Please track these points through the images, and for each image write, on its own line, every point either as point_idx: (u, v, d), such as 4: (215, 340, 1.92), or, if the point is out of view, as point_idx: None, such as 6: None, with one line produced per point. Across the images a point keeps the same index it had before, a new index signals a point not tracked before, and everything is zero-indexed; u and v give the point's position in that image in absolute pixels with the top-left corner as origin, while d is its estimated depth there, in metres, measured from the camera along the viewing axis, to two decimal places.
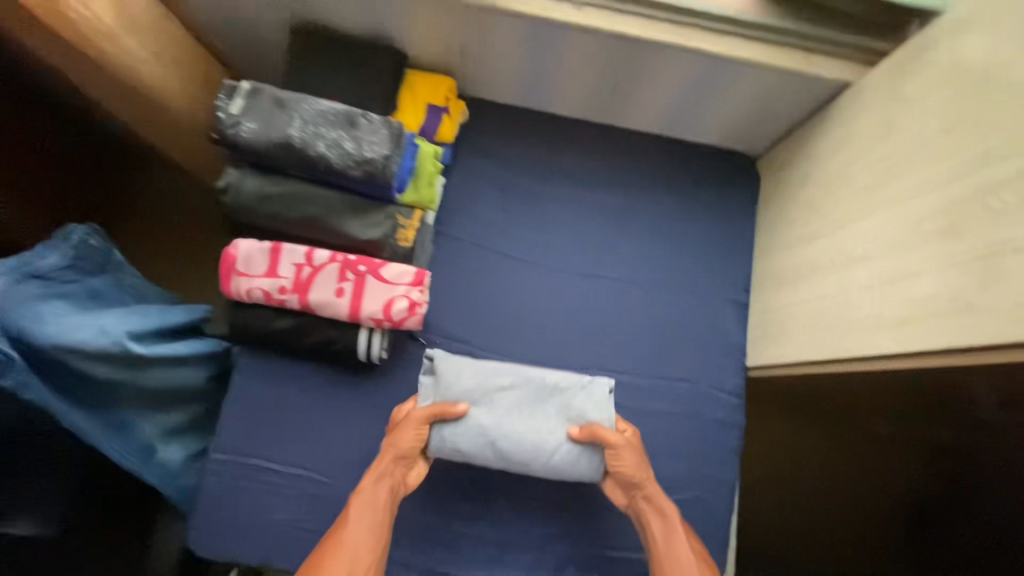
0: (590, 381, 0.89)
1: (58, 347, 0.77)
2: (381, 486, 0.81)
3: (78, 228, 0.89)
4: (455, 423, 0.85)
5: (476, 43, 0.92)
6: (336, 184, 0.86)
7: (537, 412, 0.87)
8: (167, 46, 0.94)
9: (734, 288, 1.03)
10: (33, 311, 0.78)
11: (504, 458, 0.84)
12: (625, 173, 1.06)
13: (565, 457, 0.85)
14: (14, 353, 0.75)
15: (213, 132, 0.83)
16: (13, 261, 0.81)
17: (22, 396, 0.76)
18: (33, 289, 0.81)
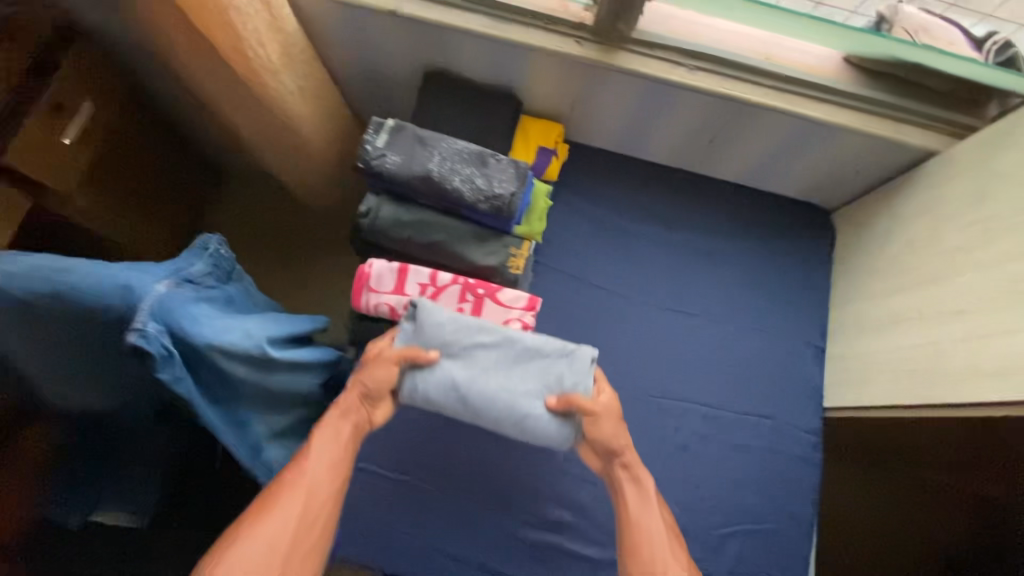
0: (574, 349, 0.88)
1: (213, 347, 0.85)
2: (346, 424, 0.83)
3: (212, 237, 0.96)
4: (428, 369, 0.87)
5: (590, 96, 1.02)
6: (462, 215, 0.95)
7: (515, 372, 0.88)
8: (311, 82, 1.05)
9: (808, 332, 1.09)
10: (192, 313, 0.86)
11: (472, 410, 0.86)
12: (708, 218, 1.14)
13: (535, 420, 0.86)
14: (175, 350, 0.83)
15: (358, 162, 0.93)
16: (170, 265, 0.89)
17: (174, 389, 0.83)
18: (189, 292, 0.89)
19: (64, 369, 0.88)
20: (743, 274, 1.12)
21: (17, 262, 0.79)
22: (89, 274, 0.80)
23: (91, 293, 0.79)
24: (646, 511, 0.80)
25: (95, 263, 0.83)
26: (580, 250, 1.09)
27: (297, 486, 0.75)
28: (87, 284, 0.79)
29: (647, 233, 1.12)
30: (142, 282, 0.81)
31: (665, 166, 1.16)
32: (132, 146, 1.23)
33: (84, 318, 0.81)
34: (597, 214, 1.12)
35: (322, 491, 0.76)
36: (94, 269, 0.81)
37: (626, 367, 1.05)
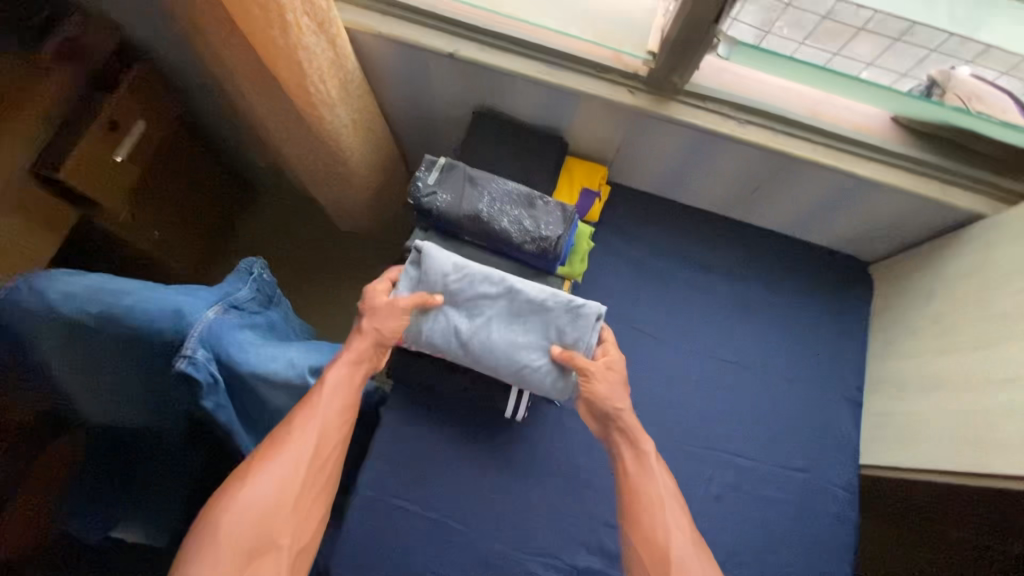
0: (578, 305, 0.91)
1: (258, 376, 0.86)
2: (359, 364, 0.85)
3: (254, 262, 0.96)
4: (432, 315, 0.91)
5: (637, 143, 1.04)
6: (507, 253, 0.96)
7: (516, 323, 0.93)
8: (363, 114, 1.07)
9: (845, 385, 1.09)
10: (238, 340, 0.87)
11: (472, 357, 0.93)
12: (747, 266, 1.14)
13: (533, 369, 0.91)
14: (220, 377, 0.83)
15: (408, 197, 0.95)
16: (218, 292, 0.90)
17: (215, 416, 0.83)
18: (235, 319, 0.89)
19: (109, 388, 0.91)
20: (781, 323, 1.12)
21: (75, 284, 0.82)
22: (142, 298, 0.83)
23: (141, 317, 0.81)
24: (646, 477, 0.81)
25: (147, 287, 0.86)
26: (618, 291, 1.10)
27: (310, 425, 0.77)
28: (139, 307, 0.82)
29: (685, 277, 1.12)
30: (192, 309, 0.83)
31: (704, 211, 1.17)
32: (167, 152, 1.23)
33: (135, 340, 0.83)
34: (636, 256, 1.12)
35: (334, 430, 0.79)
36: (146, 293, 0.83)
37: (662, 413, 1.04)
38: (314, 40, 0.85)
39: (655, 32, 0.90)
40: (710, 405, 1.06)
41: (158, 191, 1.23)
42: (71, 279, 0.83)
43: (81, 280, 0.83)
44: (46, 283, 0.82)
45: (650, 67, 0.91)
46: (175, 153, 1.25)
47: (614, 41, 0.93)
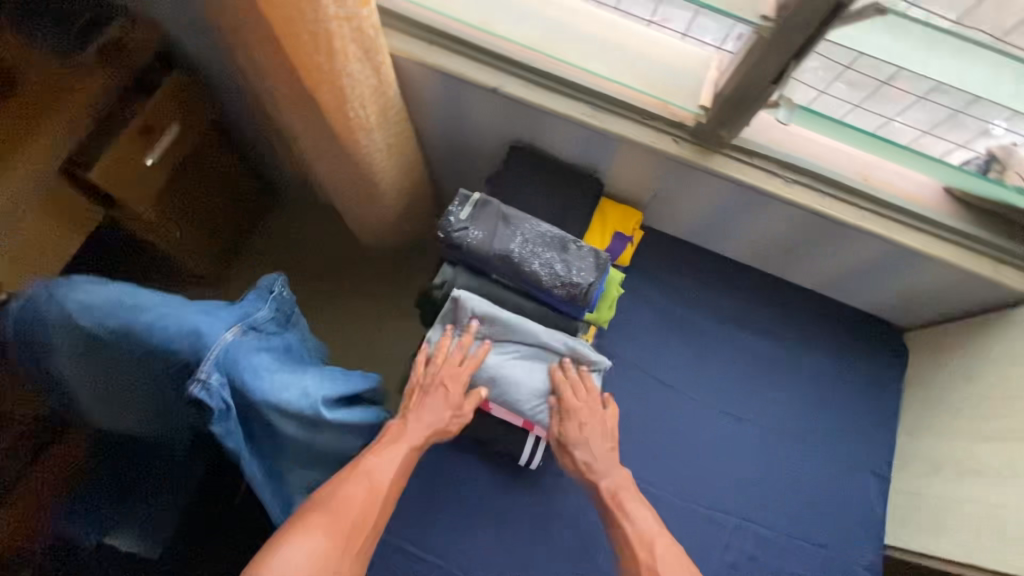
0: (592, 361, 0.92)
1: (270, 405, 0.84)
2: (420, 434, 0.84)
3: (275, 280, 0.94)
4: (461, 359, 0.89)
5: (675, 191, 1.01)
6: (535, 296, 0.93)
7: (537, 371, 0.91)
8: (397, 138, 1.05)
9: (873, 458, 1.04)
10: (254, 364, 0.85)
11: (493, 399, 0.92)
12: (779, 323, 1.11)
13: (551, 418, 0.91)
14: (231, 402, 0.81)
15: (438, 231, 0.92)
16: (238, 312, 0.87)
17: (222, 441, 0.81)
18: (253, 341, 0.87)
19: (116, 394, 0.90)
20: (811, 386, 1.07)
21: (96, 292, 0.80)
22: (160, 314, 0.81)
23: (158, 335, 0.80)
24: (623, 515, 0.83)
25: (167, 301, 0.84)
26: (643, 340, 1.06)
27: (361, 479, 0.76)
28: (157, 325, 0.80)
29: (713, 330, 1.09)
30: (210, 330, 0.81)
31: (738, 263, 1.14)
32: (194, 154, 1.22)
33: (150, 357, 0.81)
34: (665, 305, 1.09)
35: (382, 494, 0.77)
36: (166, 309, 0.81)
37: (680, 472, 1.01)
38: (357, 67, 0.83)
39: (708, 82, 0.87)
40: None
41: (182, 191, 1.22)
42: (92, 287, 0.81)
43: (102, 289, 0.81)
44: (65, 289, 0.80)
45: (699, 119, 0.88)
46: (203, 155, 1.25)
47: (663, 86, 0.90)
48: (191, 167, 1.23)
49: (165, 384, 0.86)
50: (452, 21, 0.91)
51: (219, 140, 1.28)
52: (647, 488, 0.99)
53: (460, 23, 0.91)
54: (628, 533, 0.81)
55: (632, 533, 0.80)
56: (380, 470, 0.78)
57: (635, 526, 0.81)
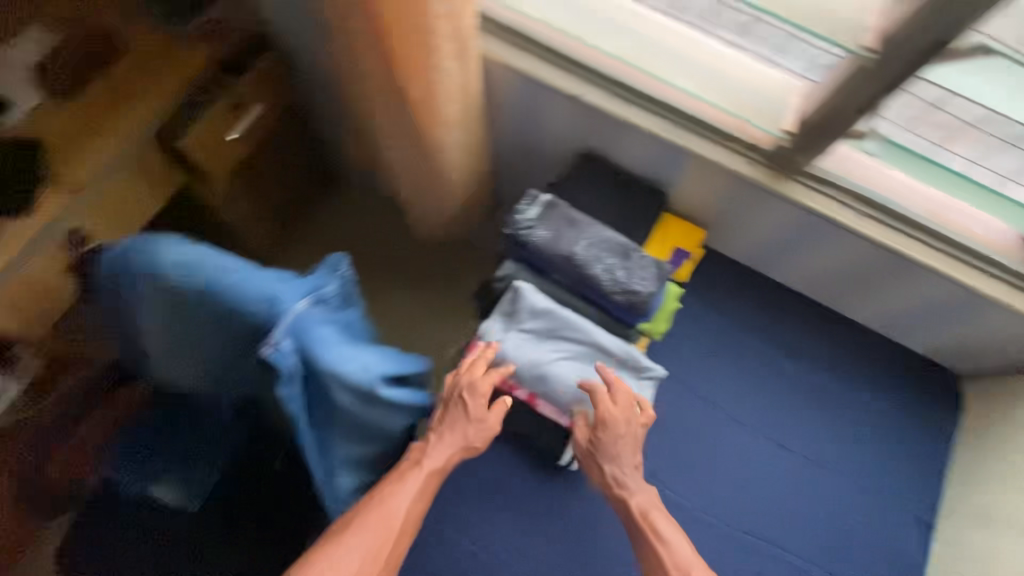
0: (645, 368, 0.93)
1: (333, 377, 0.88)
2: (437, 468, 0.87)
3: (340, 259, 0.96)
4: (515, 349, 0.91)
5: (739, 215, 1.03)
6: (593, 301, 0.95)
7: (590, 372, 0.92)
8: (472, 138, 1.10)
9: (916, 503, 1.03)
10: (321, 335, 0.89)
11: (544, 395, 0.91)
12: (830, 356, 1.10)
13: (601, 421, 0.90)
14: (297, 369, 0.85)
15: (505, 227, 0.95)
16: (308, 284, 0.91)
17: (284, 404, 0.85)
18: (319, 313, 0.91)
19: (191, 349, 0.96)
20: (858, 422, 1.07)
21: (183, 252, 0.86)
22: (241, 278, 0.85)
23: (237, 298, 0.85)
24: (657, 539, 0.82)
25: (243, 266, 0.88)
26: (691, 358, 1.08)
27: (376, 520, 0.79)
28: (238, 288, 0.85)
29: (763, 356, 1.09)
30: (285, 298, 0.85)
31: (794, 291, 1.14)
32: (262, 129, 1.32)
33: (228, 317, 0.86)
34: (716, 324, 1.10)
35: (398, 531, 0.81)
36: (245, 274, 0.86)
37: (717, 492, 1.02)
38: (450, 64, 0.88)
39: (791, 108, 0.88)
40: (770, 495, 1.02)
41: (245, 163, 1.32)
42: (178, 246, 0.86)
43: (188, 249, 0.86)
44: (155, 245, 0.86)
45: (780, 143, 0.89)
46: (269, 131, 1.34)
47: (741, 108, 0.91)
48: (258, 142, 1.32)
49: (234, 344, 0.91)
50: (544, 25, 0.94)
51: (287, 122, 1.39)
52: (683, 504, 1.00)
53: (552, 28, 0.94)
54: (665, 559, 0.80)
55: (668, 560, 0.79)
56: (396, 505, 0.81)
57: (672, 551, 0.80)
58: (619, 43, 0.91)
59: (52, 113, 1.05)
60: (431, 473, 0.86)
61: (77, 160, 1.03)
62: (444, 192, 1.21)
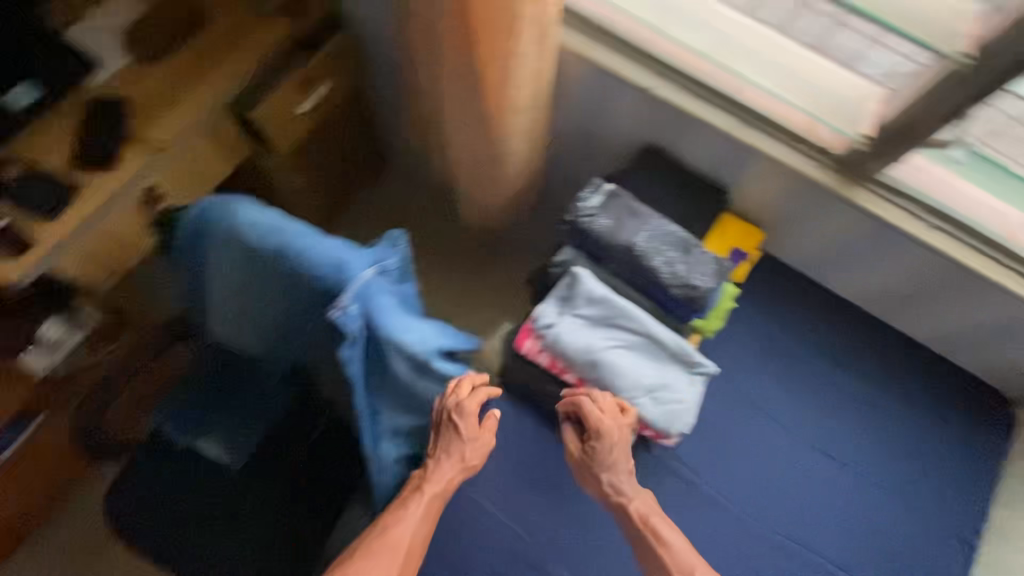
0: (696, 364, 0.93)
1: (392, 345, 0.90)
2: (437, 493, 1.00)
3: (401, 235, 0.99)
4: (568, 333, 0.93)
5: (801, 220, 1.04)
6: (649, 293, 0.96)
7: (641, 362, 0.93)
8: (537, 125, 1.12)
9: (960, 525, 1.01)
10: (384, 304, 0.92)
11: (593, 380, 0.93)
12: (880, 370, 1.09)
13: (647, 411, 0.91)
14: (360, 333, 0.88)
15: (566, 213, 0.97)
16: (373, 254, 0.94)
17: (344, 366, 0.88)
18: (382, 282, 0.94)
19: (258, 307, 1.00)
20: (905, 438, 1.06)
21: (261, 215, 0.90)
22: (314, 243, 0.89)
23: (309, 261, 0.88)
24: (658, 540, 0.86)
25: (315, 231, 0.92)
26: (740, 359, 1.08)
27: (389, 548, 0.93)
28: (310, 252, 0.88)
29: (811, 363, 1.09)
30: (354, 265, 0.88)
31: (846, 301, 1.13)
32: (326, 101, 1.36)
33: (298, 279, 0.90)
34: (765, 328, 1.10)
35: (408, 554, 0.95)
36: (318, 240, 0.89)
37: (758, 494, 1.02)
38: (530, 49, 0.90)
39: (868, 113, 0.89)
40: (809, 502, 1.02)
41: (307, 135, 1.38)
42: (257, 210, 0.91)
43: (266, 213, 0.91)
44: (236, 206, 0.91)
45: (857, 146, 0.90)
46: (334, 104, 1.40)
47: (817, 108, 0.92)
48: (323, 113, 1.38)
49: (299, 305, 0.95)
50: (627, 16, 0.96)
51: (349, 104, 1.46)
52: (723, 503, 1.00)
53: (634, 18, 0.96)
54: (666, 559, 0.84)
55: (672, 563, 0.83)
56: (403, 531, 0.95)
57: (674, 554, 0.84)
58: (703, 38, 0.94)
59: (144, 76, 1.15)
60: (432, 499, 1.00)
61: (160, 122, 1.11)
62: (501, 178, 1.23)
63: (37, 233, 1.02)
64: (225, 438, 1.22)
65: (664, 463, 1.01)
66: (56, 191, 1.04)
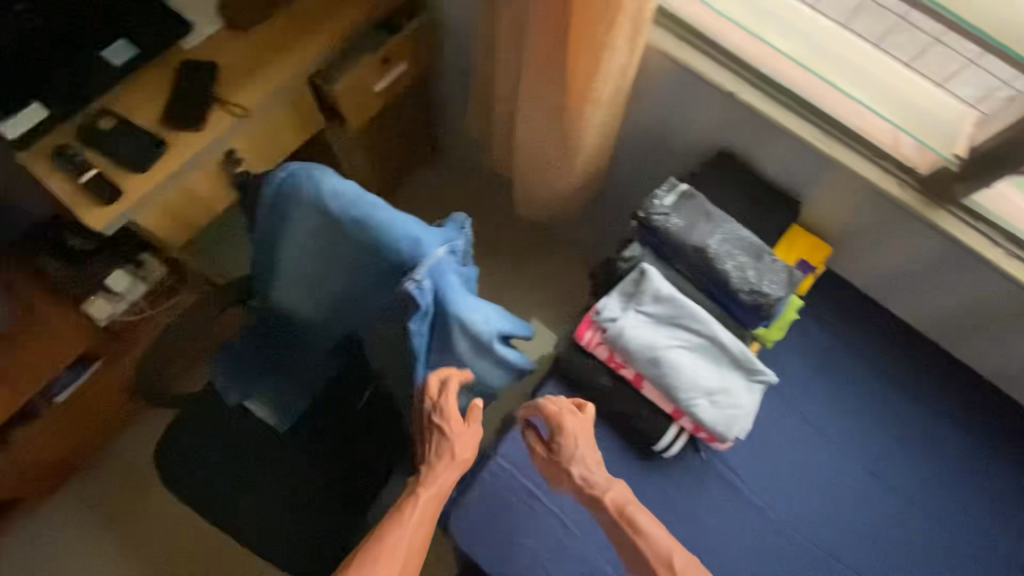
0: (756, 372, 0.93)
1: (459, 323, 0.93)
2: (434, 496, 1.00)
3: (466, 220, 1.01)
4: (633, 328, 0.93)
5: (872, 237, 1.03)
6: (717, 296, 0.96)
7: (702, 364, 0.93)
8: (610, 120, 1.13)
9: (1008, 563, 0.99)
10: (454, 282, 0.93)
11: (654, 377, 0.93)
12: (939, 400, 1.07)
13: (704, 413, 0.91)
14: (429, 309, 0.91)
15: (638, 210, 0.97)
16: (446, 233, 0.95)
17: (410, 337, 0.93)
18: (453, 262, 0.95)
19: (326, 274, 1.04)
20: (959, 473, 1.03)
21: (343, 184, 0.92)
22: (391, 217, 0.90)
23: (384, 234, 0.91)
24: (636, 531, 0.86)
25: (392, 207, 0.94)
26: (796, 372, 1.07)
27: (392, 559, 0.93)
28: (385, 225, 0.90)
29: (867, 383, 1.07)
30: (429, 243, 0.90)
31: (910, 327, 1.11)
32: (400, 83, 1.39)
33: (372, 250, 0.93)
34: (824, 345, 1.09)
35: (412, 559, 0.96)
36: (394, 214, 0.91)
37: (801, 507, 1.01)
38: (621, 44, 0.91)
39: (964, 135, 0.88)
40: (851, 522, 1.01)
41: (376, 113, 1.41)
42: (338, 178, 0.92)
43: (346, 182, 0.92)
44: (319, 173, 0.93)
45: (950, 167, 0.88)
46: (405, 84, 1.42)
47: (907, 122, 0.91)
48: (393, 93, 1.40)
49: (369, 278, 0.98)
50: (726, 19, 0.96)
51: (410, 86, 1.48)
52: (766, 512, 1.00)
53: (731, 22, 0.96)
54: (644, 550, 0.84)
55: (650, 552, 0.84)
56: (400, 539, 0.95)
57: (652, 543, 0.84)
58: (796, 47, 0.93)
59: (232, 42, 1.19)
60: (430, 501, 1.00)
61: (244, 90, 1.15)
62: (568, 170, 1.24)
63: (122, 182, 1.07)
64: (274, 398, 1.28)
65: (710, 467, 1.01)
66: (146, 144, 1.08)
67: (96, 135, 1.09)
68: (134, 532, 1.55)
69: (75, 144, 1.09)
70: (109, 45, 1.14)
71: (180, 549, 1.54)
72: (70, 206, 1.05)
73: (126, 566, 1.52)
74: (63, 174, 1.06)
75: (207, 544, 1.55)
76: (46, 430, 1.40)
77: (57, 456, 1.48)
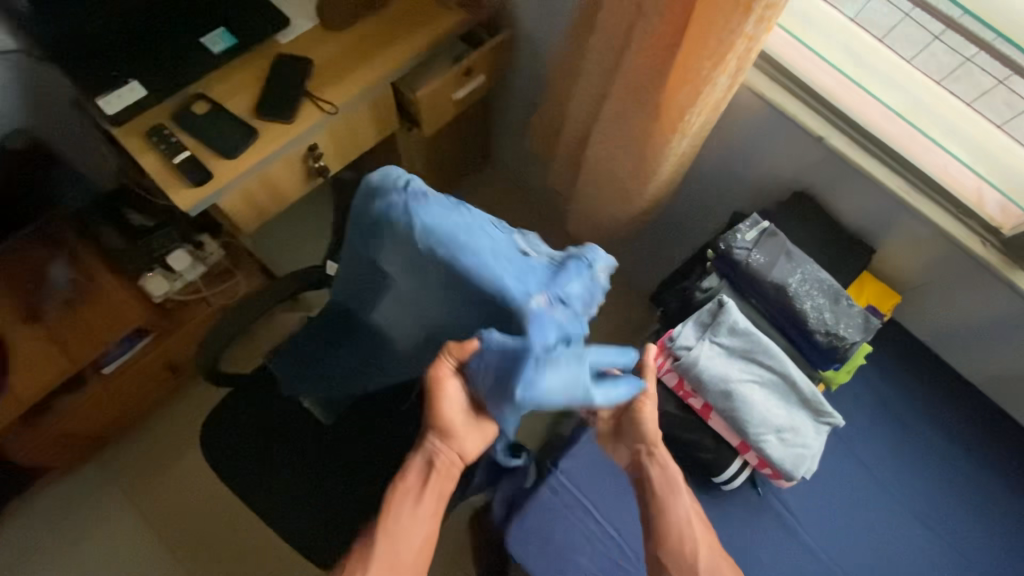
0: (823, 414, 0.95)
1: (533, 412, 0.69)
2: (419, 481, 0.86)
3: (596, 263, 0.73)
4: (707, 364, 0.94)
5: (943, 290, 1.04)
6: (790, 333, 0.98)
7: (773, 402, 0.94)
8: (689, 153, 1.15)
9: None
10: (544, 356, 0.66)
11: (725, 411, 0.94)
12: (999, 460, 1.07)
13: (772, 451, 0.92)
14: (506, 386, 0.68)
15: (718, 242, 0.99)
16: (556, 283, 0.69)
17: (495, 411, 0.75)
18: (558, 320, 0.68)
19: (416, 324, 0.85)
20: (1017, 534, 1.02)
21: (445, 218, 0.69)
22: (493, 266, 0.68)
23: (489, 284, 0.67)
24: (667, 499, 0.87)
25: (494, 246, 0.70)
26: (854, 417, 1.08)
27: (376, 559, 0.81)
28: (491, 275, 0.67)
29: (925, 435, 1.08)
30: (523, 302, 0.66)
31: (971, 385, 1.12)
32: (476, 92, 1.42)
33: (475, 308, 0.72)
34: (884, 393, 1.10)
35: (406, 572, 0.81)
36: (493, 264, 0.67)
37: (853, 552, 1.00)
38: (723, 80, 0.93)
39: None
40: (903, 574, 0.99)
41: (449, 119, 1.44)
42: (442, 210, 0.70)
43: (453, 216, 0.70)
44: (419, 203, 0.70)
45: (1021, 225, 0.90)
46: (480, 94, 1.45)
47: (981, 175, 0.95)
48: (468, 101, 1.43)
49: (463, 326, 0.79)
50: (829, 67, 1.00)
51: (484, 95, 1.51)
52: (819, 552, 0.99)
53: (831, 68, 1.00)
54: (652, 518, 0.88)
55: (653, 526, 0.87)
56: (388, 533, 0.82)
57: None
58: (891, 101, 0.98)
59: (326, 41, 1.22)
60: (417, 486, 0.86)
61: (335, 87, 1.17)
62: (637, 198, 1.25)
63: (214, 165, 1.09)
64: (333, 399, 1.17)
65: (766, 502, 1.01)
66: (239, 132, 1.11)
67: (190, 119, 1.12)
68: (158, 513, 1.54)
69: (168, 125, 1.12)
70: (208, 34, 1.18)
71: (203, 534, 1.53)
72: (161, 186, 1.07)
73: (147, 545, 1.51)
74: (156, 153, 1.09)
75: (231, 532, 1.54)
76: (90, 400, 1.40)
77: (96, 426, 1.48)
